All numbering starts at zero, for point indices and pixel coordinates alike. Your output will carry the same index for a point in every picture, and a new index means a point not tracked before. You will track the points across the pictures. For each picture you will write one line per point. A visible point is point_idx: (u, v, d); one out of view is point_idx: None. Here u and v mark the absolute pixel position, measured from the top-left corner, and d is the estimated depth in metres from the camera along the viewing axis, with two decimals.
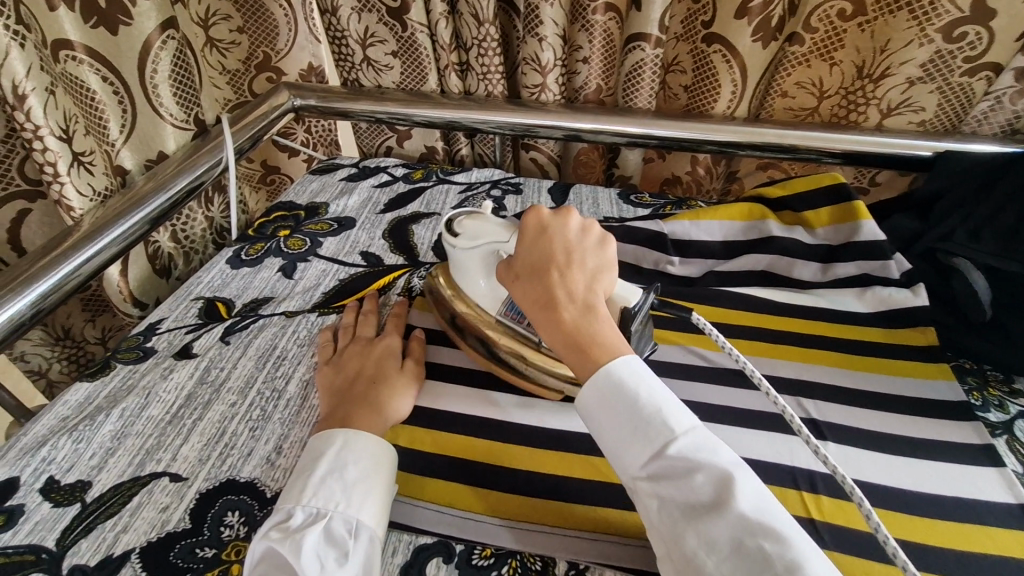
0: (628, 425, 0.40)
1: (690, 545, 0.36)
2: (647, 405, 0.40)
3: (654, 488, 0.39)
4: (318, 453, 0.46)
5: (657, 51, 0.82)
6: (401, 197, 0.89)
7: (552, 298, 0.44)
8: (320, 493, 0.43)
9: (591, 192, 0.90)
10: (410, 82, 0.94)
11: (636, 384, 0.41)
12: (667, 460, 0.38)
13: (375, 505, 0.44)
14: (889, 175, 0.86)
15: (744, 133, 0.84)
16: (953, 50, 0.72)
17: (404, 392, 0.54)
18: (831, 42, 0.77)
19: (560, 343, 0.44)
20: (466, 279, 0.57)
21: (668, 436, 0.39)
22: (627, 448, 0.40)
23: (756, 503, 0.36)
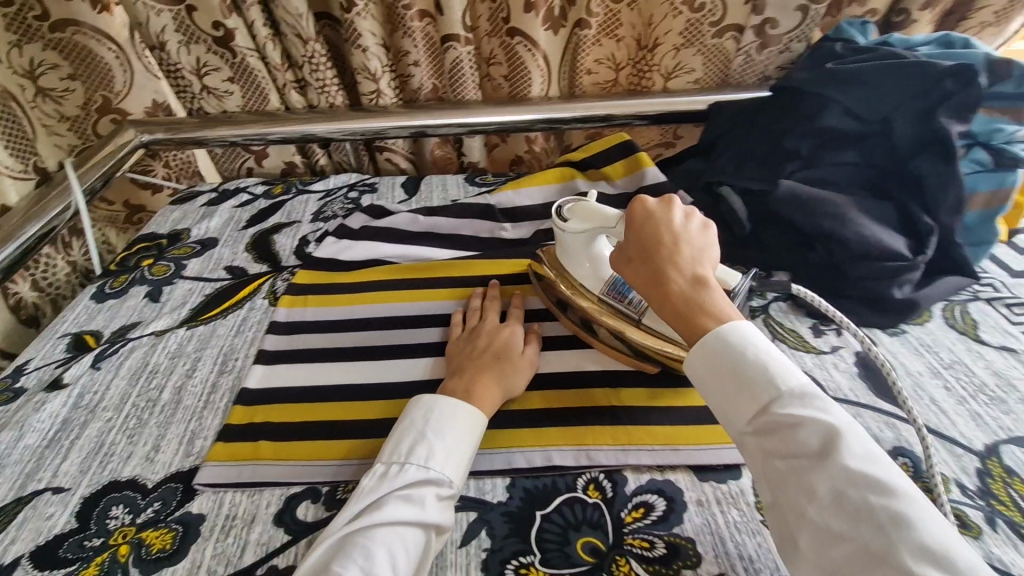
0: (739, 385, 0.45)
1: (795, 496, 0.40)
2: (755, 367, 0.44)
3: (757, 438, 0.43)
4: (413, 415, 0.53)
5: (468, 47, 0.94)
6: (263, 212, 0.94)
7: (664, 277, 0.49)
8: (417, 447, 0.50)
9: (441, 181, 1.00)
10: (254, 103, 1.01)
11: (745, 349, 0.45)
12: (774, 414, 0.43)
13: (453, 460, 0.50)
14: (686, 129, 1.02)
15: (559, 109, 0.97)
16: (699, 18, 0.87)
17: (520, 374, 0.60)
18: (611, 22, 0.91)
19: (670, 317, 0.49)
20: (574, 261, 0.63)
21: (773, 394, 0.43)
22: (734, 405, 0.45)
23: (863, 461, 0.39)
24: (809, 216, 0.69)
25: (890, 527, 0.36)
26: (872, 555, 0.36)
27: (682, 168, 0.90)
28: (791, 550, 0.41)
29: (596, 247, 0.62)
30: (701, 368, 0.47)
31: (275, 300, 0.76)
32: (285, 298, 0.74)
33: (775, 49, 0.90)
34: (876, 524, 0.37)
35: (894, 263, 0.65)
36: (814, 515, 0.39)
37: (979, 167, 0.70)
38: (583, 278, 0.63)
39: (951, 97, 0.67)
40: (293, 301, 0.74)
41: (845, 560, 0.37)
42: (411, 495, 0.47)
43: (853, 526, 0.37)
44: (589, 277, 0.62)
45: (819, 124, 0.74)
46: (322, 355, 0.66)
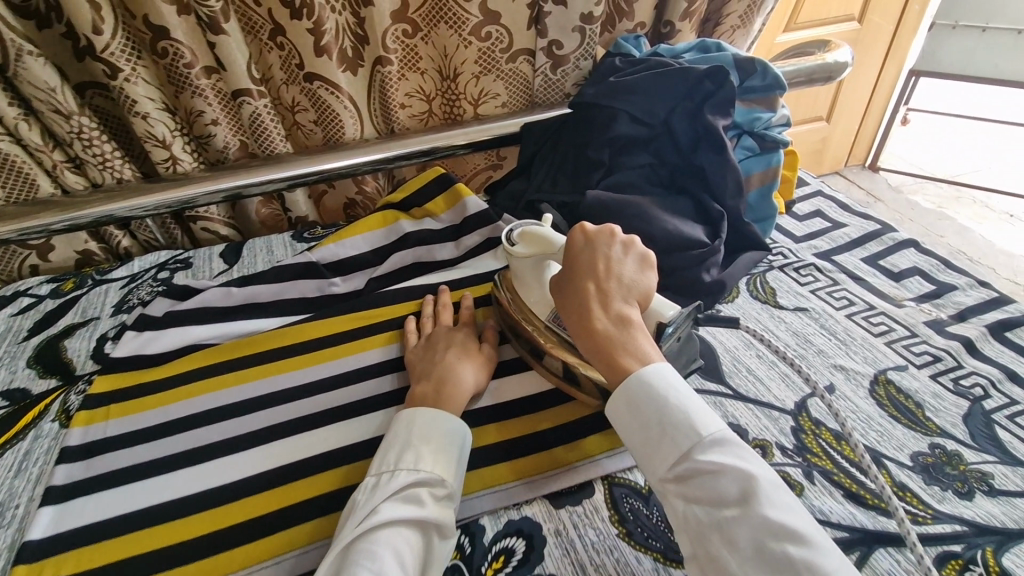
0: (660, 430, 0.47)
1: (714, 546, 0.42)
2: (677, 413, 0.47)
3: (677, 490, 0.45)
4: (402, 424, 0.54)
5: (265, 100, 0.89)
6: (50, 315, 0.81)
7: (589, 311, 0.53)
8: (408, 449, 0.51)
9: (265, 242, 0.93)
10: (21, 193, 0.87)
11: (667, 394, 0.48)
12: (692, 459, 0.45)
13: (441, 456, 0.51)
14: (508, 150, 1.05)
15: (378, 149, 0.94)
16: (490, 47, 0.91)
17: (482, 365, 0.63)
18: (410, 57, 0.92)
19: (589, 349, 0.52)
20: (523, 287, 0.65)
21: (694, 440, 0.46)
22: (656, 451, 0.47)
23: (779, 509, 0.42)
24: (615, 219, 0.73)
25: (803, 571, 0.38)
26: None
27: (507, 190, 0.92)
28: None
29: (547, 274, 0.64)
30: (624, 410, 0.49)
31: (65, 419, 0.65)
32: (79, 413, 0.64)
33: (568, 68, 0.96)
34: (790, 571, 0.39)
35: (697, 250, 0.71)
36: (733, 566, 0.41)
37: (749, 151, 0.81)
38: (533, 305, 0.64)
39: (713, 94, 0.77)
40: (88, 415, 0.63)
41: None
42: (407, 497, 0.48)
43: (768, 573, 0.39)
44: (538, 302, 0.63)
45: (613, 132, 0.80)
46: (133, 475, 0.58)
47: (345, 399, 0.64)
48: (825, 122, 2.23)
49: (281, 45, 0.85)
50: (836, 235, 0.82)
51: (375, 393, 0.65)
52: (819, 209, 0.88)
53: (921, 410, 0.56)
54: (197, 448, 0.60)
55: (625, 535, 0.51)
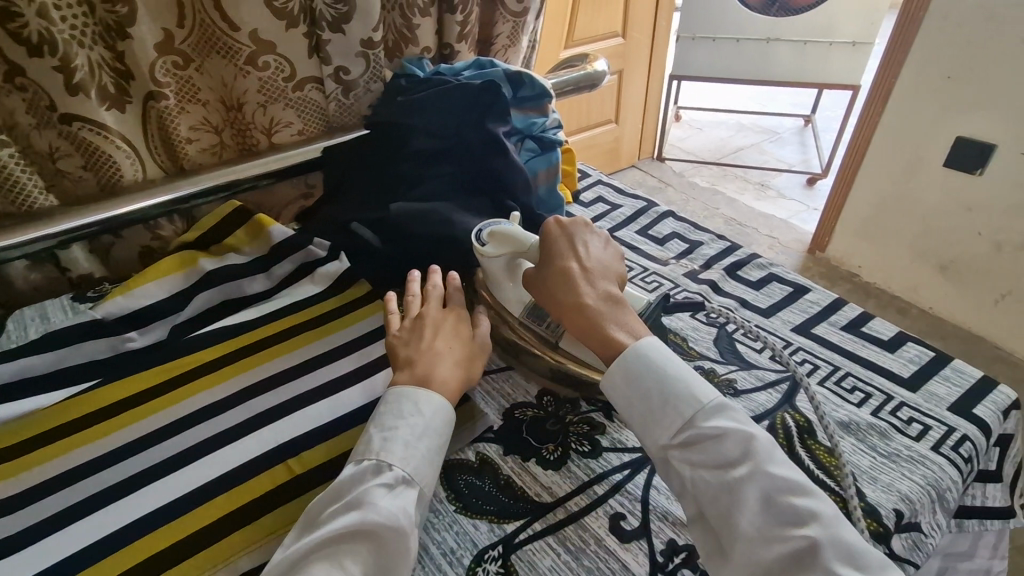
0: (660, 402, 0.54)
1: (725, 501, 0.49)
2: (678, 386, 0.53)
3: (681, 457, 0.52)
4: (391, 407, 0.55)
5: (7, 150, 0.77)
6: None
7: (580, 297, 0.59)
8: (392, 445, 0.53)
9: (36, 310, 0.81)
10: None
11: (668, 367, 0.54)
12: (693, 426, 0.52)
13: (417, 459, 0.53)
14: (316, 176, 1.05)
15: (167, 190, 0.87)
16: (271, 76, 0.90)
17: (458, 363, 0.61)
18: (187, 89, 0.87)
19: (583, 331, 0.59)
20: (496, 286, 0.69)
21: (695, 409, 0.52)
22: (659, 423, 0.53)
23: (777, 463, 0.49)
24: (421, 229, 0.78)
25: (807, 518, 0.46)
26: (789, 534, 0.46)
27: (316, 216, 0.93)
28: (717, 551, 0.50)
29: (516, 271, 0.68)
30: (622, 381, 0.55)
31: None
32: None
33: (360, 91, 0.99)
34: (795, 516, 0.47)
35: None
36: (746, 521, 0.48)
37: (532, 152, 0.91)
38: (507, 302, 0.69)
39: (491, 106, 0.87)
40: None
41: (771, 549, 0.46)
42: (374, 505, 0.49)
43: (774, 522, 0.47)
44: (513, 299, 0.68)
45: (411, 148, 0.86)
46: None
47: (159, 458, 0.61)
48: (617, 122, 2.54)
49: (22, 87, 0.75)
50: (615, 215, 0.97)
51: (191, 443, 0.62)
52: (601, 195, 1.02)
53: (685, 342, 0.70)
54: None
55: (461, 509, 0.56)
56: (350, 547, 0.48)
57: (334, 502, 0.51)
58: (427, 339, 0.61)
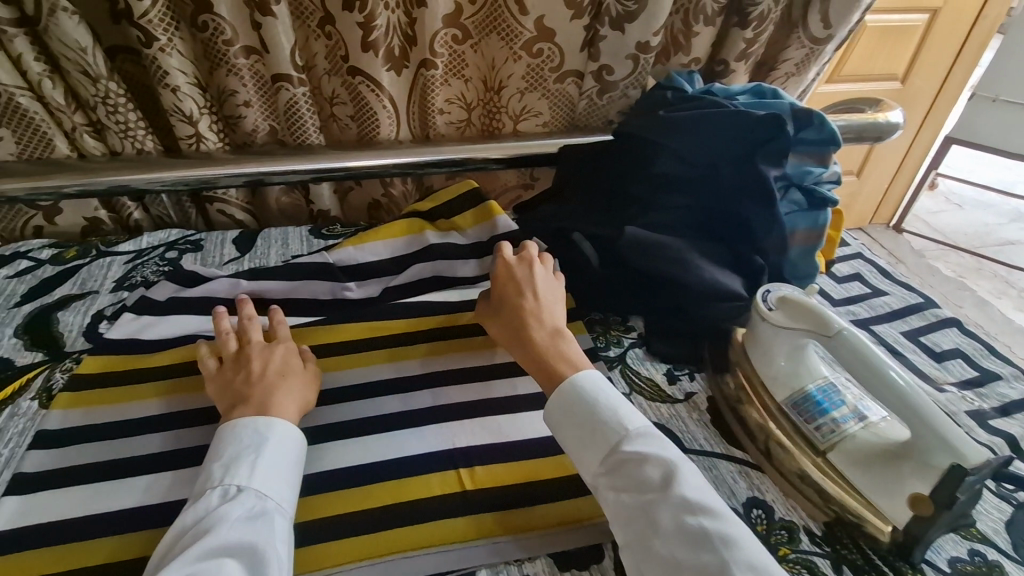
0: (588, 432, 0.53)
1: (643, 524, 0.47)
2: (608, 414, 0.53)
3: (611, 483, 0.51)
4: (229, 438, 0.52)
5: (303, 88, 0.86)
6: (46, 283, 0.77)
7: (529, 327, 0.61)
8: (274, 468, 0.50)
9: (281, 234, 0.90)
10: (34, 151, 0.83)
11: (598, 395, 0.55)
12: (618, 458, 0.51)
13: (287, 487, 0.50)
14: (543, 171, 1.02)
15: (409, 154, 0.91)
16: (540, 64, 0.88)
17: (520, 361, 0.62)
18: (456, 63, 0.89)
19: (529, 360, 0.60)
20: (763, 354, 0.58)
21: (621, 439, 0.52)
22: (584, 455, 0.53)
23: (695, 488, 0.48)
24: (652, 262, 0.69)
25: None
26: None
27: (536, 211, 0.89)
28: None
29: (801, 347, 0.56)
30: (558, 416, 0.56)
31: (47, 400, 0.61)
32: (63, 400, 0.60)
33: (616, 94, 0.93)
34: (703, 545, 0.44)
35: (733, 304, 0.67)
36: (660, 544, 0.46)
37: (796, 206, 0.77)
38: (770, 377, 0.58)
39: (766, 142, 0.74)
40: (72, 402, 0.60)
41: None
42: (244, 527, 0.46)
43: (684, 547, 0.45)
44: (777, 378, 0.57)
45: (654, 167, 0.77)
46: (119, 471, 0.55)
47: (341, 417, 0.61)
48: (857, 176, 2.19)
49: (329, 35, 0.82)
50: (875, 303, 0.79)
51: (376, 414, 0.62)
52: (857, 272, 0.85)
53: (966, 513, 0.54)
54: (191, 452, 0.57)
55: None
56: (224, 561, 0.43)
57: (181, 537, 0.45)
58: (258, 369, 0.58)
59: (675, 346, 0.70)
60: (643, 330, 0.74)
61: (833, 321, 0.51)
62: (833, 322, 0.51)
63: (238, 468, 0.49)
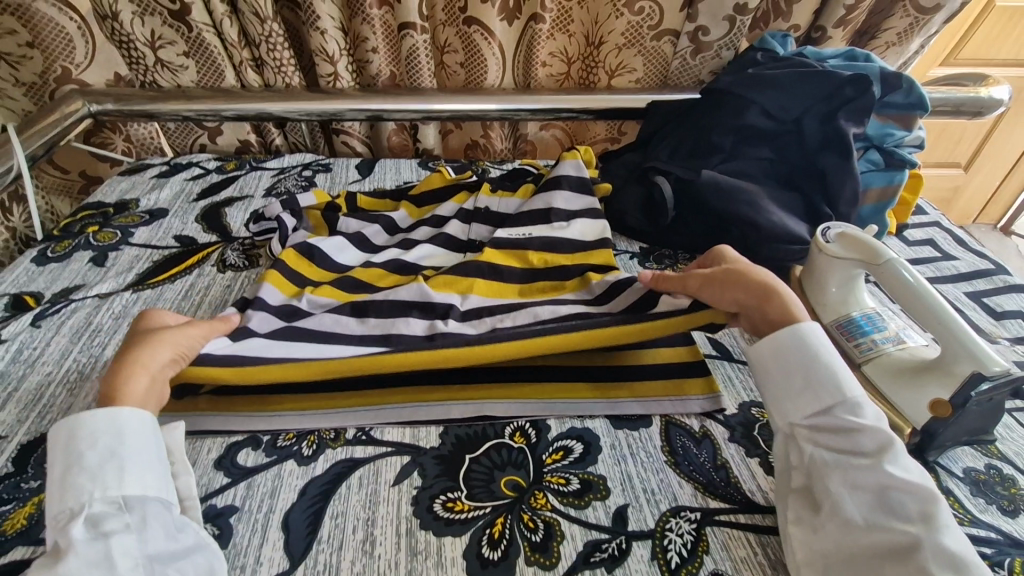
0: (804, 383, 0.52)
1: (836, 483, 0.46)
2: (826, 370, 0.52)
3: (808, 432, 0.50)
4: (55, 456, 0.44)
5: (424, 35, 0.98)
6: (214, 186, 0.96)
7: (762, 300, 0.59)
8: (87, 480, 0.43)
9: (394, 163, 1.04)
10: (208, 79, 1.01)
11: (822, 353, 0.53)
12: (831, 414, 0.50)
13: (113, 476, 0.43)
14: (631, 125, 1.11)
15: (511, 100, 1.02)
16: (641, 22, 0.95)
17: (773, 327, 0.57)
18: (562, 19, 0.98)
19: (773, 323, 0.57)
20: (818, 284, 0.64)
21: (838, 398, 0.50)
22: (795, 399, 0.52)
23: (905, 470, 0.45)
24: (725, 202, 0.77)
25: None
26: (892, 541, 0.43)
27: (619, 159, 0.97)
28: (807, 525, 0.47)
29: (855, 276, 0.62)
30: (772, 355, 0.54)
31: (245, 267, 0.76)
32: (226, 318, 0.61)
33: (708, 55, 0.99)
34: (902, 516, 0.43)
35: (797, 246, 0.75)
36: (852, 504, 0.45)
37: (873, 166, 0.81)
38: (819, 303, 0.64)
39: (851, 101, 0.79)
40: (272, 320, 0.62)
41: (870, 544, 0.43)
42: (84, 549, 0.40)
43: (880, 513, 0.44)
44: (824, 305, 0.64)
45: (741, 121, 0.84)
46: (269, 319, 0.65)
47: None
48: (964, 170, 2.07)
49: None
50: (943, 266, 0.82)
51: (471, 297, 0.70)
52: (932, 237, 0.87)
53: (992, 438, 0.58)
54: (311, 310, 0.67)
55: (672, 464, 0.55)
56: None
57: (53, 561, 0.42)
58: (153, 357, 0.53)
59: None
60: None
61: (881, 249, 0.58)
62: (880, 250, 0.58)
63: (59, 502, 0.43)
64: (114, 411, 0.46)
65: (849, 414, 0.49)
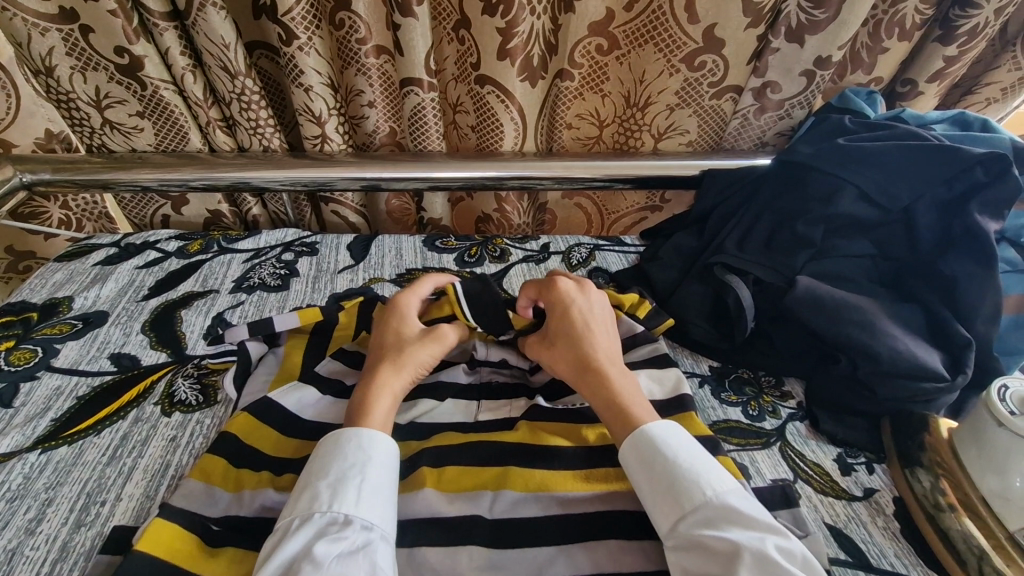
0: (661, 489, 0.45)
1: None
2: (677, 472, 0.45)
3: (676, 551, 0.42)
4: (345, 449, 0.47)
5: (432, 94, 0.81)
6: (172, 276, 0.77)
7: (596, 367, 0.54)
8: (360, 494, 0.44)
9: (395, 242, 0.86)
10: (170, 143, 0.83)
11: (670, 449, 0.47)
12: (693, 524, 0.43)
13: (387, 516, 0.44)
14: (675, 194, 0.94)
15: (537, 168, 0.84)
16: (698, 79, 0.78)
17: (602, 401, 0.52)
18: (596, 75, 0.81)
19: (604, 401, 0.52)
20: (993, 466, 0.48)
21: (692, 506, 0.43)
22: (658, 507, 0.45)
23: None
24: (830, 324, 0.58)
25: None
26: None
27: (670, 242, 0.77)
28: None
29: None
30: (635, 461, 0.47)
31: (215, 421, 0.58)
32: None
33: (774, 115, 0.82)
34: None
35: (932, 385, 0.55)
36: None
37: (1010, 267, 0.63)
38: (997, 494, 0.48)
39: (980, 188, 0.60)
40: (245, 559, 0.44)
41: None
42: (351, 562, 0.40)
43: None
44: (1005, 497, 0.47)
45: (833, 209, 0.65)
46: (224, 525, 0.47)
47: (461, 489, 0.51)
48: None
49: (463, 39, 0.77)
50: None
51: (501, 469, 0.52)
52: None
53: None
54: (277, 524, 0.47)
55: None
56: None
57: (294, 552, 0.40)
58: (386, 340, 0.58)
59: (850, 426, 0.59)
60: (802, 399, 0.63)
61: None
62: None
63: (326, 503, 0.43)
64: (384, 440, 0.48)
65: (703, 525, 0.42)
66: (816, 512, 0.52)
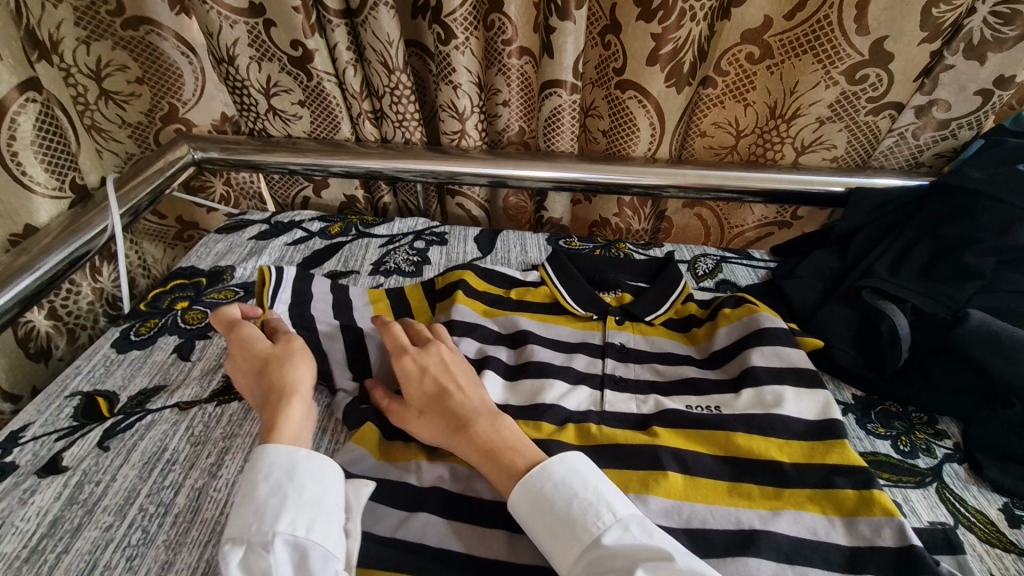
0: (553, 529, 0.43)
1: None
2: (568, 507, 0.43)
3: None
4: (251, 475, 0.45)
5: (574, 96, 0.82)
6: (317, 255, 0.83)
7: (461, 424, 0.52)
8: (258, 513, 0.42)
9: (519, 238, 0.88)
10: (321, 130, 0.89)
11: (546, 487, 0.45)
12: (592, 563, 0.41)
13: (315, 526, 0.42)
14: (809, 211, 0.90)
15: (668, 175, 0.83)
16: (857, 92, 0.74)
17: (479, 455, 0.49)
18: (742, 85, 0.79)
19: (473, 454, 0.50)
20: None
21: (585, 540, 0.42)
22: (554, 547, 0.43)
23: None
24: (1007, 363, 0.54)
25: None
26: None
27: (808, 259, 0.74)
28: None
29: None
30: (526, 507, 0.45)
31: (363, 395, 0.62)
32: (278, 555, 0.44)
33: (934, 135, 0.78)
34: None
35: None
36: None
37: None
38: None
39: None
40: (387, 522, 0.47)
41: None
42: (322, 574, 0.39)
43: None
44: None
45: (1010, 240, 0.60)
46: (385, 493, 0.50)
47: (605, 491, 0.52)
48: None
49: (607, 44, 0.77)
50: None
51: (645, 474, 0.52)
52: None
53: None
54: (433, 498, 0.50)
55: None
56: None
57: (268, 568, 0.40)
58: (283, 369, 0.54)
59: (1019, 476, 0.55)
60: (960, 441, 0.59)
61: None
62: None
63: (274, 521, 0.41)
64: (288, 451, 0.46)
65: (602, 557, 0.41)
66: (982, 562, 0.49)
